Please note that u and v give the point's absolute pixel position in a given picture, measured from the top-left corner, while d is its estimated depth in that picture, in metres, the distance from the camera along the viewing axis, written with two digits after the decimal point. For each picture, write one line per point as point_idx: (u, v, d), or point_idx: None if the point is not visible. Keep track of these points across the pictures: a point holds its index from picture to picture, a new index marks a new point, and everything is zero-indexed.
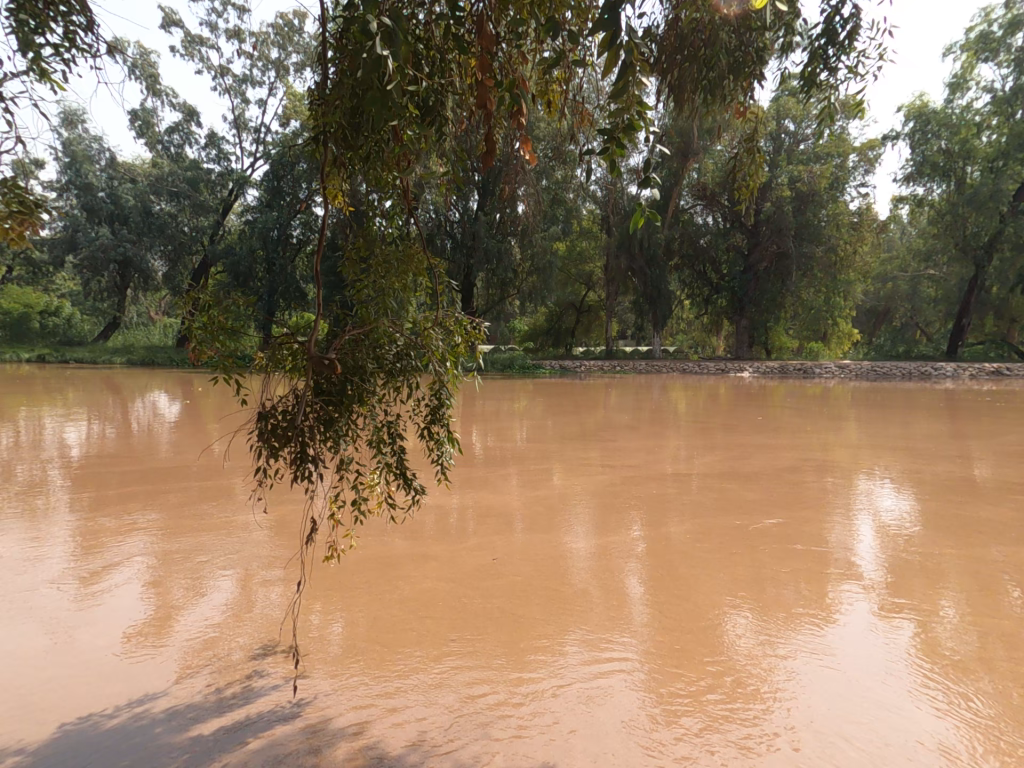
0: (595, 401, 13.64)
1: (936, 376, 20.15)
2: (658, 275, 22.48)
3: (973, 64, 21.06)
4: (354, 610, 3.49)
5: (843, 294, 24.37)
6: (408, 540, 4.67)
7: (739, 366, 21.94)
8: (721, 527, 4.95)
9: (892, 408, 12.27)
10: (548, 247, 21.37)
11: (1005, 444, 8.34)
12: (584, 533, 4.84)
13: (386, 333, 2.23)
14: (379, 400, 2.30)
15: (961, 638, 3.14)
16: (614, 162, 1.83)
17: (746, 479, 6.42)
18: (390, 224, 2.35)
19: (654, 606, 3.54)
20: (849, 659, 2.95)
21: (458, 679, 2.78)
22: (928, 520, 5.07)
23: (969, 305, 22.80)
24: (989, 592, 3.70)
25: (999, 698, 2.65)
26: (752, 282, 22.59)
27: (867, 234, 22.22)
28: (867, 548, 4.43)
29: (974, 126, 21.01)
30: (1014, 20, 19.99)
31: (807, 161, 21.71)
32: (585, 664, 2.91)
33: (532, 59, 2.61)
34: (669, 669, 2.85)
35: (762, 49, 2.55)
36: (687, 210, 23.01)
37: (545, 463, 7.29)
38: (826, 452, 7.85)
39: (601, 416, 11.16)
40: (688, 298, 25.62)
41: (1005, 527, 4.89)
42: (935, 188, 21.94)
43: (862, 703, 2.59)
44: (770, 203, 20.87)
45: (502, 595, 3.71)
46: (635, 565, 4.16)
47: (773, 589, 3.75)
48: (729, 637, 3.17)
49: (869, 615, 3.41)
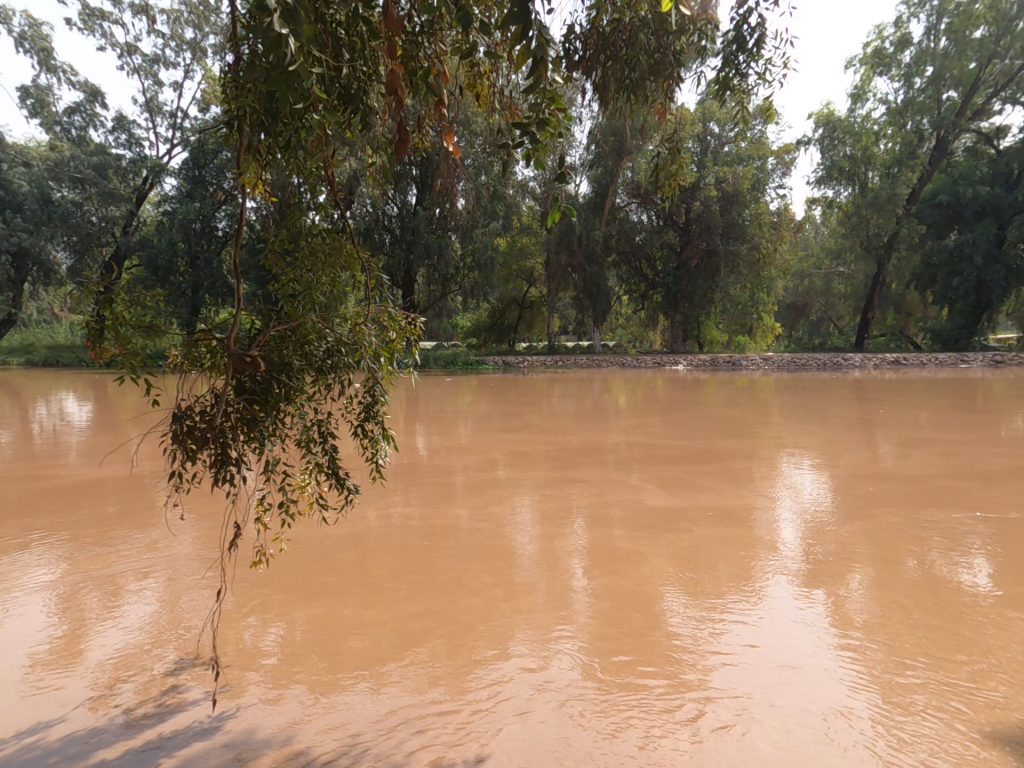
0: (540, 396, 13.84)
1: (846, 366, 21.76)
2: (597, 272, 23.03)
3: (871, 76, 22.70)
4: (290, 616, 3.38)
5: (767, 290, 25.77)
6: (347, 541, 4.59)
7: (674, 359, 22.81)
8: (657, 517, 5.15)
9: (811, 398, 13.10)
10: (489, 243, 21.31)
11: (907, 429, 9.10)
12: (528, 527, 4.92)
13: (315, 329, 2.13)
14: (308, 399, 2.20)
15: (878, 616, 3.35)
16: (533, 158, 1.81)
17: (682, 471, 6.68)
18: (320, 215, 2.26)
19: (595, 599, 3.60)
20: (770, 638, 3.14)
21: (396, 681, 2.73)
22: (842, 502, 5.50)
23: (874, 300, 24.62)
24: (894, 567, 4.02)
25: (900, 662, 2.89)
26: (685, 279, 23.54)
27: (785, 233, 23.66)
28: (789, 531, 4.74)
29: (874, 134, 22.76)
30: (903, 38, 21.78)
31: (732, 162, 22.71)
32: (525, 657, 2.94)
33: (460, 56, 2.61)
34: (606, 660, 2.92)
35: (680, 60, 2.65)
36: (623, 207, 23.41)
37: (490, 459, 7.35)
38: (755, 441, 8.34)
39: (546, 411, 11.36)
40: (626, 294, 26.44)
41: (906, 505, 5.39)
42: (843, 190, 23.59)
43: (790, 685, 2.71)
44: (699, 202, 21.89)
45: (443, 592, 3.70)
46: (575, 557, 4.25)
47: (707, 576, 3.93)
48: (666, 625, 3.28)
49: (796, 598, 3.59)
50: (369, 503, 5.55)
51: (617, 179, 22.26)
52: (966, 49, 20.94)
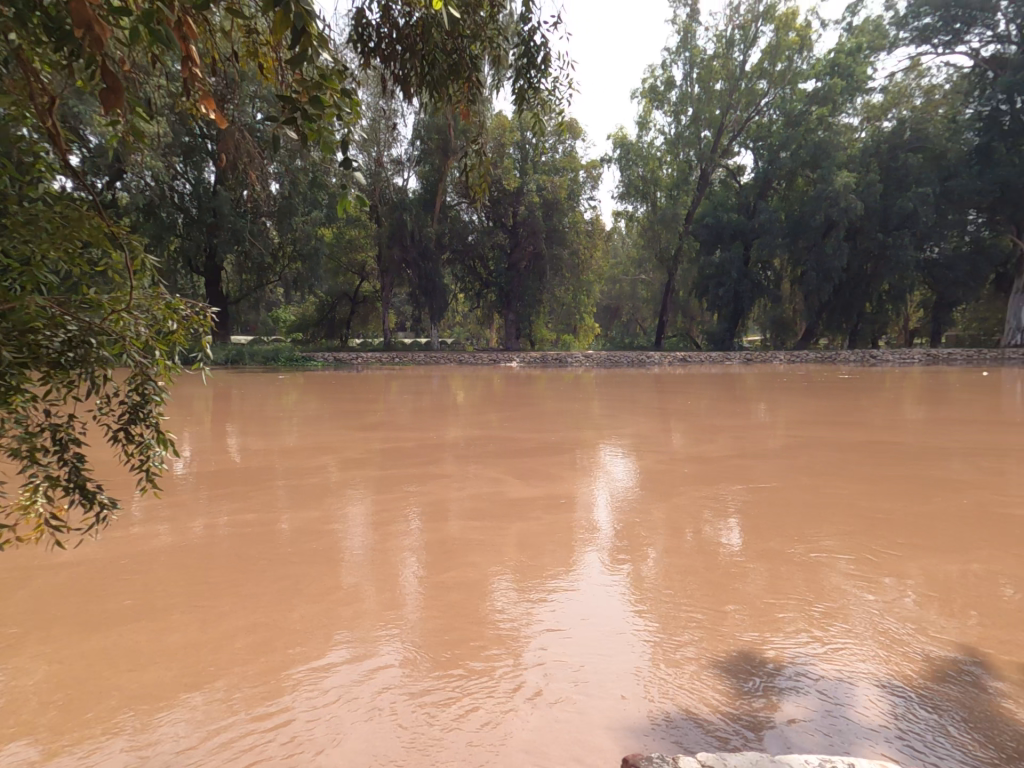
0: (376, 394, 13.44)
1: (647, 363, 25.01)
2: (431, 269, 23.13)
3: (649, 110, 26.42)
4: (41, 664, 2.79)
5: (586, 292, 28.36)
6: (132, 567, 3.95)
7: (508, 356, 23.97)
8: (487, 507, 5.35)
9: (618, 392, 14.91)
10: (312, 232, 20.18)
11: (691, 417, 10.88)
12: (355, 527, 4.75)
13: (44, 315, 1.73)
14: (34, 399, 1.76)
15: (666, 579, 3.89)
16: (303, 135, 1.70)
17: (513, 463, 7.06)
18: (45, 182, 1.85)
19: (421, 594, 3.61)
20: (580, 607, 3.47)
21: (182, 714, 2.43)
22: (643, 482, 6.31)
23: (667, 306, 28.64)
24: (678, 535, 4.74)
25: (678, 611, 3.43)
26: (515, 279, 24.84)
27: (598, 241, 26.25)
28: (600, 512, 5.30)
29: (656, 160, 26.99)
30: (669, 81, 25.70)
31: (550, 171, 24.36)
32: (343, 659, 2.84)
33: (219, 33, 2.47)
34: (429, 649, 2.94)
35: (471, 60, 2.73)
36: (453, 206, 23.68)
37: (318, 461, 6.93)
38: (578, 432, 9.17)
39: (383, 409, 11.10)
40: (462, 292, 26.99)
41: (690, 482, 6.40)
42: (638, 207, 27.56)
43: (593, 643, 3.04)
44: (524, 208, 23.27)
45: (252, 606, 3.40)
46: (403, 553, 4.22)
47: (529, 559, 4.20)
48: (488, 607, 3.43)
49: (603, 573, 4.00)
50: (162, 519, 4.88)
51: (446, 178, 22.28)
52: (711, 97, 25.34)
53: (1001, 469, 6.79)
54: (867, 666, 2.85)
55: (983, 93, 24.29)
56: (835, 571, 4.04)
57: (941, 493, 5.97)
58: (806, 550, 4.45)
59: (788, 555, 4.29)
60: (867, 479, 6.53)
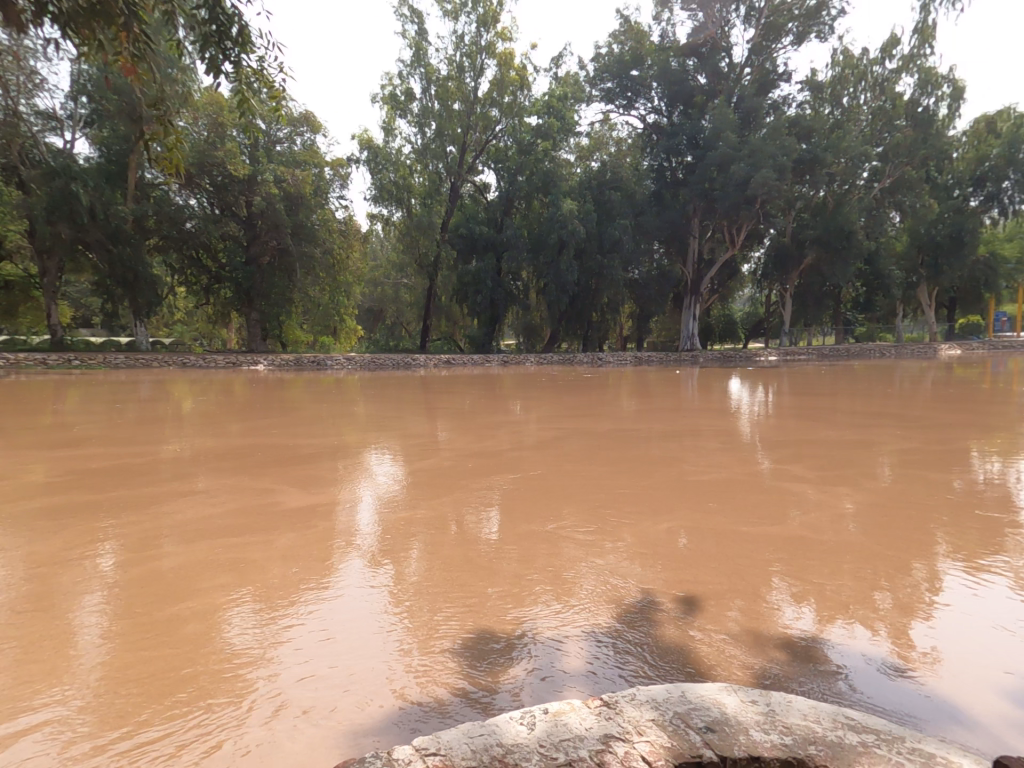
0: (68, 410, 10.73)
1: (414, 366, 25.52)
2: (127, 252, 21.00)
3: (392, 116, 27.22)
4: None
5: (346, 295, 27.39)
6: None
7: (254, 359, 22.03)
8: (229, 536, 4.76)
9: (383, 396, 14.63)
10: None
11: (458, 417, 11.26)
12: (33, 593, 3.72)
13: None
14: None
15: (427, 575, 4.08)
16: None
17: (265, 479, 6.43)
18: None
19: (115, 651, 3.08)
20: (336, 617, 3.47)
21: None
22: (408, 482, 6.43)
23: (430, 310, 30.15)
24: (441, 530, 4.99)
25: (432, 601, 3.69)
26: (256, 275, 23.13)
27: (354, 243, 25.55)
28: (364, 520, 5.23)
29: (406, 168, 28.22)
30: (408, 92, 26.82)
31: (287, 163, 22.92)
32: (10, 756, 2.31)
33: None
34: (141, 706, 2.61)
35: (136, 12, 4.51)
36: (155, 185, 21.71)
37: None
38: (341, 437, 8.89)
39: (85, 429, 8.96)
40: (183, 284, 24.89)
41: (453, 477, 6.75)
42: (394, 211, 28.15)
43: (343, 653, 3.07)
44: (259, 198, 21.44)
45: None
46: (111, 609, 3.53)
47: (281, 582, 3.95)
48: (224, 642, 3.18)
49: (365, 580, 3.99)
50: None
51: (134, 151, 20.38)
52: (451, 117, 27.62)
53: (683, 445, 8.95)
54: (583, 623, 3.44)
55: (654, 151, 31.55)
56: (573, 540, 4.83)
57: (647, 467, 7.58)
58: (551, 526, 5.23)
59: (537, 531, 4.98)
60: (598, 463, 7.76)
